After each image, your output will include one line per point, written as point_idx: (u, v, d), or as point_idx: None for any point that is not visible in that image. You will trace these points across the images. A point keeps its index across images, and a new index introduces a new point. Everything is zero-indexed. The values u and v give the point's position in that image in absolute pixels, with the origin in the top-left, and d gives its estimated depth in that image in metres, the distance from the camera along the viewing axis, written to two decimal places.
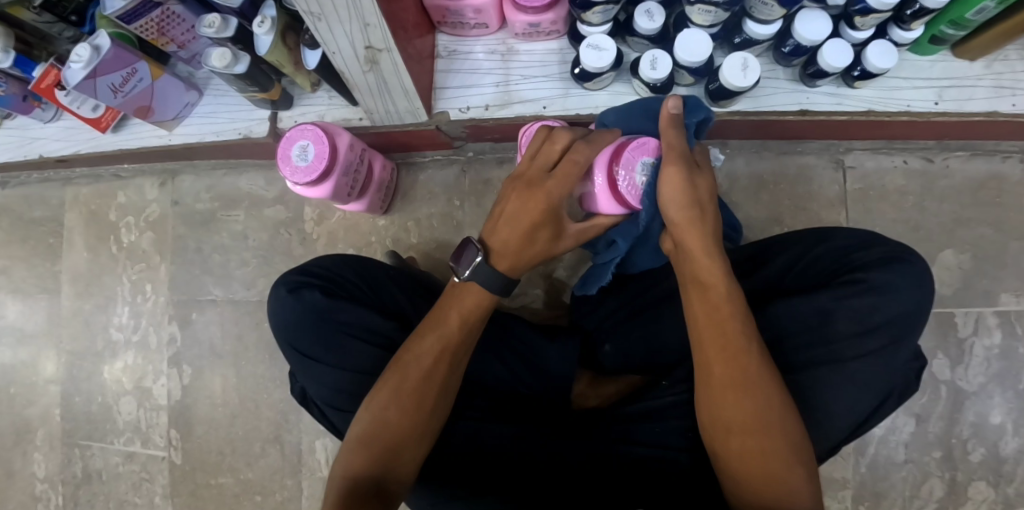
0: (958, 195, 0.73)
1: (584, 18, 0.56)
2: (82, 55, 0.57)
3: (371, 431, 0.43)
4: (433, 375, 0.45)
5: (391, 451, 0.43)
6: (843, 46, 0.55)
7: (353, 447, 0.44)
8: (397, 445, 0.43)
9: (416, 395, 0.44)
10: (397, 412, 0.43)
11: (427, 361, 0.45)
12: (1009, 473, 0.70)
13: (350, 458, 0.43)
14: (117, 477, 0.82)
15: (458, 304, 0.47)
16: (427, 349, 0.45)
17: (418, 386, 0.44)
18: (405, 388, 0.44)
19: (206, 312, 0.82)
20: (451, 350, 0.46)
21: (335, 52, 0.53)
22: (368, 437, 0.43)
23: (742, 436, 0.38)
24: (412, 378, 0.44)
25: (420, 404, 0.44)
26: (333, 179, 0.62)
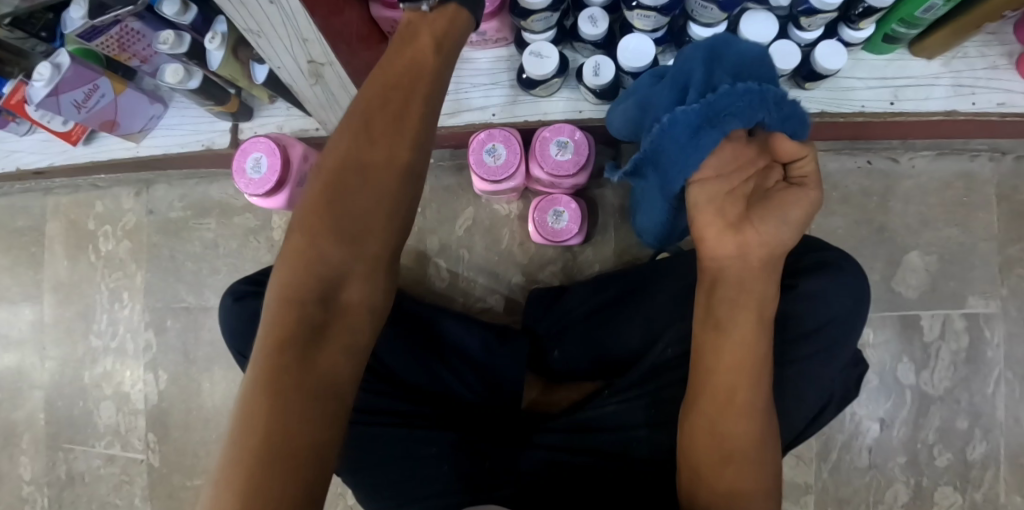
0: (925, 196, 0.71)
1: (526, 26, 0.56)
2: (43, 73, 0.59)
3: (296, 273, 0.33)
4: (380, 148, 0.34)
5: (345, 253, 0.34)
6: (789, 48, 0.55)
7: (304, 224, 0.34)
8: (332, 247, 0.34)
9: (370, 216, 0.34)
10: (324, 216, 0.34)
11: (347, 146, 0.34)
12: (976, 478, 0.69)
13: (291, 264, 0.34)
14: (98, 479, 0.85)
15: (399, 61, 0.34)
16: (357, 136, 0.34)
17: (342, 187, 0.34)
18: (334, 193, 0.34)
19: (180, 319, 0.83)
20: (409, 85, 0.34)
21: (280, 67, 0.54)
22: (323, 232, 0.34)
23: (735, 459, 0.38)
24: (342, 164, 0.34)
25: (342, 205, 0.34)
26: (287, 190, 0.63)
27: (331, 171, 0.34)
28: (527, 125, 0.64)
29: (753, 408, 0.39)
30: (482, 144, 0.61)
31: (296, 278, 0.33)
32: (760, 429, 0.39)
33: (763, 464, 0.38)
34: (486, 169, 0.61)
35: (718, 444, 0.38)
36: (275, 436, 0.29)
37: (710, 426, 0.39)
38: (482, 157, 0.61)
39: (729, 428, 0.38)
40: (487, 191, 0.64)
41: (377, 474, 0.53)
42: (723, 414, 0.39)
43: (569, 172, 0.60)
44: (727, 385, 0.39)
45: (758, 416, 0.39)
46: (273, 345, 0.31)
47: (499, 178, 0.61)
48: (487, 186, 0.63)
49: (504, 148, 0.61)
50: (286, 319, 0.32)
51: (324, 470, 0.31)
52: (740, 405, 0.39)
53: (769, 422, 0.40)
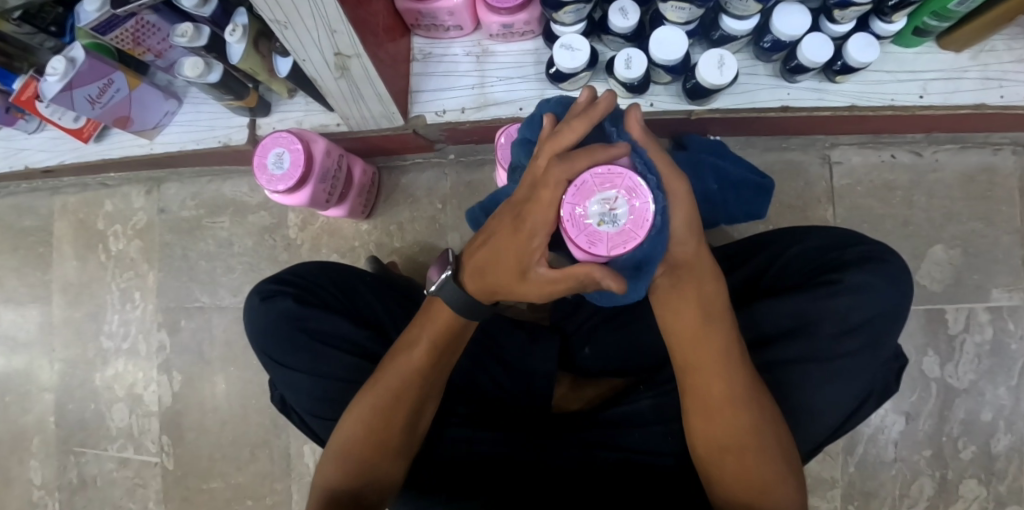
0: (948, 189, 0.71)
1: (557, 18, 0.55)
2: (57, 67, 0.57)
3: (337, 470, 0.44)
4: (423, 379, 0.45)
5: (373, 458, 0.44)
6: (822, 40, 0.53)
7: (335, 457, 0.45)
8: (383, 457, 0.44)
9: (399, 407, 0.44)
10: (374, 427, 0.44)
11: (399, 383, 0.45)
12: (1001, 470, 0.69)
13: (330, 471, 0.44)
14: (111, 483, 0.83)
15: (428, 324, 0.45)
16: (398, 369, 0.45)
17: (394, 404, 0.44)
18: (381, 411, 0.44)
19: (194, 319, 0.82)
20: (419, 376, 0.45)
21: (305, 60, 0.52)
22: (356, 440, 0.44)
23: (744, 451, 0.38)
24: (381, 390, 0.45)
25: (392, 419, 0.44)
26: (310, 186, 0.61)
27: (373, 397, 0.45)
28: None
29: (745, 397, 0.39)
30: (508, 137, 0.59)
31: (353, 478, 0.43)
32: (749, 414, 0.39)
33: (767, 441, 0.39)
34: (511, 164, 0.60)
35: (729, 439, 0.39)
36: None
37: (696, 417, 0.40)
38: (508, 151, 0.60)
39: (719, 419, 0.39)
40: None
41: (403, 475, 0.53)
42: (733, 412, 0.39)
43: None
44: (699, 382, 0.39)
45: (749, 405, 0.39)
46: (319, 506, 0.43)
47: None
48: None
49: None
50: (334, 489, 0.43)
51: None
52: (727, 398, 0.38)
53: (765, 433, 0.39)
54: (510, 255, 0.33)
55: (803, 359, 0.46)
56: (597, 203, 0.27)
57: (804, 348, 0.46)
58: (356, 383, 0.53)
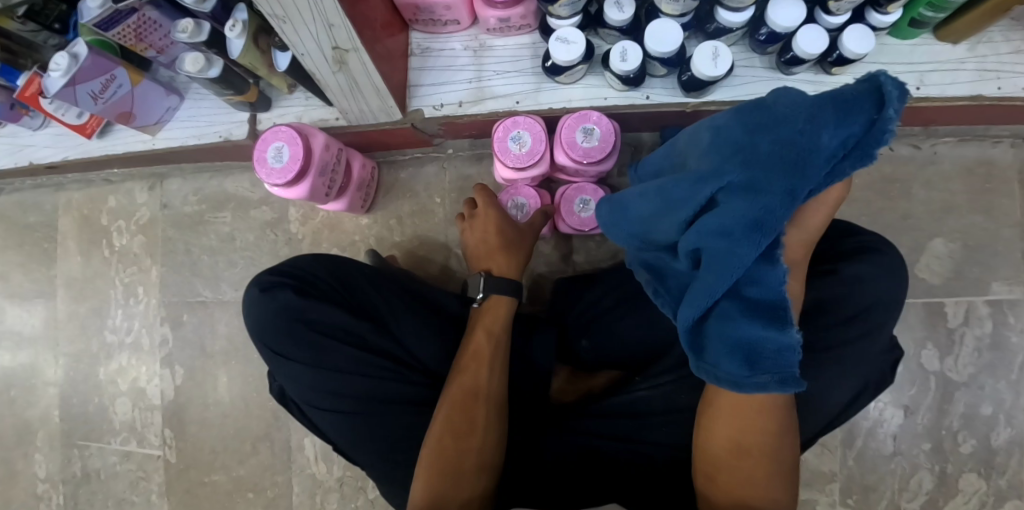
0: (947, 182, 0.71)
1: (552, 12, 0.55)
2: (60, 64, 0.58)
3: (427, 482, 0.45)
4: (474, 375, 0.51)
5: (458, 466, 0.46)
6: (817, 31, 0.53)
7: (427, 476, 0.46)
8: (462, 475, 0.46)
9: (472, 414, 0.49)
10: (459, 427, 0.48)
11: (468, 386, 0.50)
12: (1001, 464, 0.69)
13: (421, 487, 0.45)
14: (115, 476, 0.84)
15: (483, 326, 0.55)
16: (464, 384, 0.50)
17: (462, 409, 0.49)
18: (455, 427, 0.48)
19: (196, 313, 0.83)
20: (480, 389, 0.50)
21: (303, 54, 0.53)
22: (441, 447, 0.47)
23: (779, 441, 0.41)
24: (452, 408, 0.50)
25: (473, 425, 0.48)
26: (309, 179, 0.62)
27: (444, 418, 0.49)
28: (550, 114, 0.64)
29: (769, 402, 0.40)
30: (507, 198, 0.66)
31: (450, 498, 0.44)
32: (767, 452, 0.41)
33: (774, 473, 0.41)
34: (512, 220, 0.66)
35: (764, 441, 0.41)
36: None
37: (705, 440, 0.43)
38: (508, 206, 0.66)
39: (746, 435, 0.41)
40: (508, 176, 0.63)
41: (403, 462, 0.55)
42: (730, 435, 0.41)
43: (595, 160, 0.59)
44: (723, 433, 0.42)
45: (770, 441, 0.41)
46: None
47: (523, 165, 0.61)
48: (508, 171, 0.62)
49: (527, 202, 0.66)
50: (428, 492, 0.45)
51: None
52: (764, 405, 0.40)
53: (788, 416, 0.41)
54: (494, 223, 0.62)
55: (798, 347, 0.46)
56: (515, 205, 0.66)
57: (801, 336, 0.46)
58: (356, 374, 0.54)
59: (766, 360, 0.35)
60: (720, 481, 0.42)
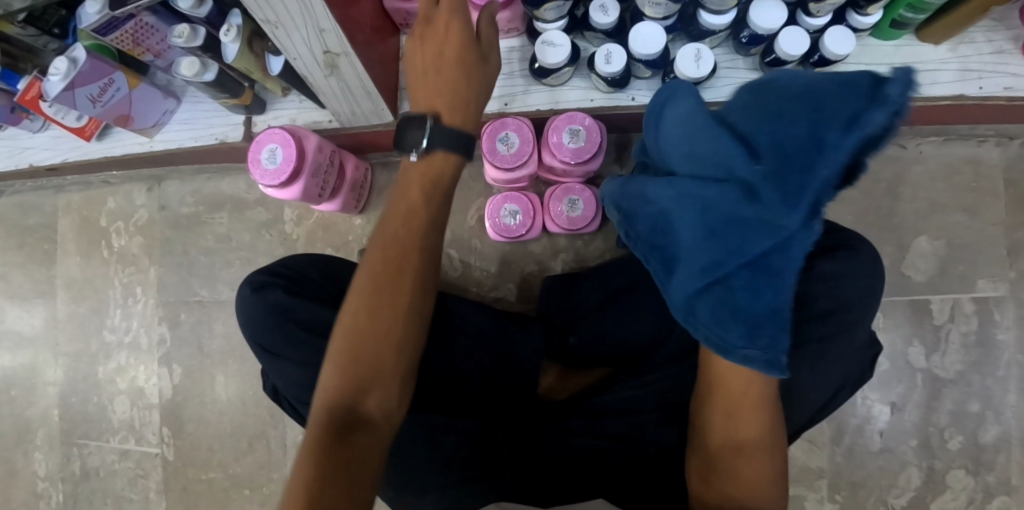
0: (933, 181, 0.72)
1: (538, 15, 0.56)
2: (60, 68, 0.60)
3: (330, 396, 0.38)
4: (390, 294, 0.41)
5: (365, 380, 0.39)
6: (799, 33, 0.55)
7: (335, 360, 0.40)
8: (371, 383, 0.39)
9: (383, 308, 0.41)
10: (361, 318, 0.40)
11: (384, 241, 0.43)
12: (989, 460, 0.69)
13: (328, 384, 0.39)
14: (113, 473, 0.85)
15: (423, 167, 0.45)
16: (367, 280, 0.42)
17: (371, 311, 0.41)
18: (349, 371, 0.39)
19: (193, 313, 0.84)
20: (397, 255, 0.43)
21: (296, 58, 0.54)
22: (351, 346, 0.40)
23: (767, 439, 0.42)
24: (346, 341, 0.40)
25: (375, 296, 0.41)
26: (303, 180, 0.63)
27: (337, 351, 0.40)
28: (538, 115, 0.65)
29: (757, 395, 0.41)
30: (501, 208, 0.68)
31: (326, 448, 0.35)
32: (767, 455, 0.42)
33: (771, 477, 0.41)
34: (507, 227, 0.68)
35: (755, 435, 0.41)
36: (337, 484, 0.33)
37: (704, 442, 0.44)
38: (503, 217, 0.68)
39: (737, 427, 0.42)
40: (497, 179, 0.65)
41: (394, 462, 0.54)
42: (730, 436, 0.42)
43: (581, 160, 0.61)
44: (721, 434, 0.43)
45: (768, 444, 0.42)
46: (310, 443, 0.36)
47: (511, 166, 0.62)
48: (497, 173, 0.64)
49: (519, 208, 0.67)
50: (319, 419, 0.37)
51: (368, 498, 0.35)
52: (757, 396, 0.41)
53: (777, 414, 0.43)
54: None
55: None
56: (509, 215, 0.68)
57: None
58: None
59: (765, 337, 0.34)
60: (717, 482, 0.42)
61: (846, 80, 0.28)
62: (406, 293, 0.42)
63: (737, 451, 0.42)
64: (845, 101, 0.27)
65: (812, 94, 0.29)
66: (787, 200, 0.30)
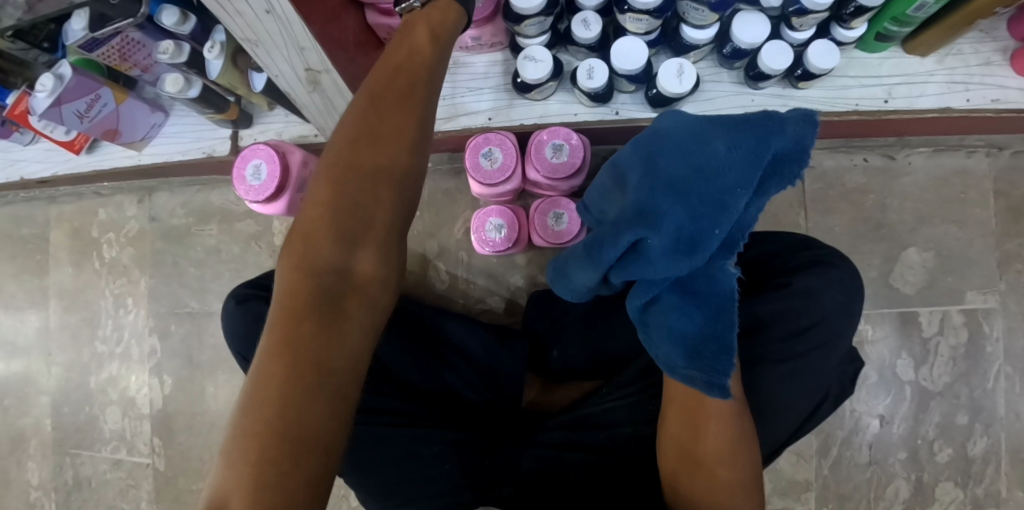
0: (922, 193, 0.71)
1: (520, 31, 0.56)
2: (46, 84, 0.60)
3: (310, 256, 0.34)
4: (374, 142, 0.36)
5: (348, 230, 0.35)
6: (782, 48, 0.54)
7: (310, 236, 0.35)
8: (354, 239, 0.35)
9: (373, 164, 0.35)
10: (343, 148, 0.36)
11: (364, 107, 0.36)
12: (977, 472, 0.69)
13: (298, 255, 0.34)
14: (105, 483, 0.86)
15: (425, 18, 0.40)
16: (351, 121, 0.36)
17: (348, 170, 0.35)
18: (329, 227, 0.34)
19: (183, 324, 0.84)
20: (381, 118, 0.36)
21: (278, 75, 0.54)
22: (327, 217, 0.35)
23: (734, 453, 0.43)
24: (298, 276, 0.34)
25: (364, 144, 0.35)
26: (288, 196, 0.63)
27: (286, 284, 0.33)
28: (522, 129, 0.65)
29: (721, 408, 0.42)
30: (486, 222, 0.67)
31: (266, 435, 0.29)
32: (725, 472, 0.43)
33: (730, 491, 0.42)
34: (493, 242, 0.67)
35: (722, 448, 0.43)
36: (316, 369, 0.31)
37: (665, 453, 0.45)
38: (488, 231, 0.67)
39: (703, 439, 0.43)
40: (481, 193, 0.65)
41: (378, 475, 0.54)
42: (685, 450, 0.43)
43: (565, 175, 0.61)
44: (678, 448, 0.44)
45: (729, 459, 0.43)
46: (286, 316, 0.32)
47: (495, 181, 0.62)
48: (482, 188, 0.64)
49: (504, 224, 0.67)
50: (296, 293, 0.33)
51: (337, 430, 0.31)
52: (722, 409, 0.42)
53: (747, 429, 0.43)
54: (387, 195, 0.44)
55: (753, 359, 0.46)
56: (493, 229, 0.67)
57: (757, 348, 0.47)
58: None
59: (707, 353, 0.40)
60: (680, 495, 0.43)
61: (732, 130, 0.39)
62: (395, 146, 0.36)
63: (703, 461, 0.43)
64: (727, 157, 0.38)
65: (703, 149, 0.39)
66: (713, 229, 0.39)
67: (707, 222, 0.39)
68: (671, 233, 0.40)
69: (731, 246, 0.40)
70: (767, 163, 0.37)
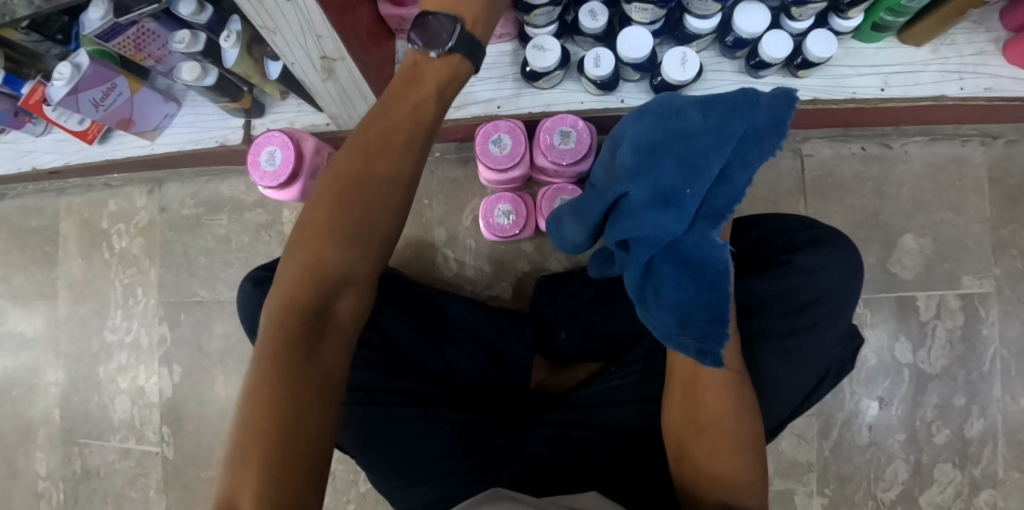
0: (918, 181, 0.73)
1: (529, 20, 0.58)
2: (63, 73, 0.61)
3: (292, 297, 0.36)
4: (362, 193, 0.37)
5: (329, 275, 0.37)
6: (782, 38, 0.56)
7: (295, 277, 0.36)
8: (336, 282, 0.37)
9: (359, 213, 0.37)
10: (334, 197, 0.37)
11: (356, 155, 0.38)
12: (975, 453, 0.71)
13: (284, 296, 0.36)
14: (114, 472, 0.86)
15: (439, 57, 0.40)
16: (342, 168, 0.38)
17: (335, 216, 0.37)
18: (314, 270, 0.36)
19: (193, 313, 0.85)
20: (370, 169, 0.38)
21: (294, 64, 0.56)
22: (312, 260, 0.37)
23: (730, 428, 0.44)
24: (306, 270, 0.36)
25: (352, 197, 0.37)
26: (301, 182, 0.65)
27: (295, 275, 0.36)
28: (530, 117, 0.67)
29: (721, 381, 0.44)
30: (494, 209, 0.69)
31: (249, 464, 0.30)
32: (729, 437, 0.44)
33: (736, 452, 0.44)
34: (502, 228, 0.69)
35: (717, 421, 0.44)
36: (294, 411, 0.32)
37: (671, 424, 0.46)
38: (497, 218, 0.69)
39: (699, 410, 0.44)
40: (491, 180, 0.66)
41: (387, 458, 0.54)
42: (690, 416, 0.44)
43: (571, 161, 0.62)
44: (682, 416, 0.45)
45: (730, 422, 0.44)
46: (269, 357, 0.34)
47: (505, 167, 0.63)
48: (491, 174, 0.65)
49: (513, 211, 0.69)
50: (280, 333, 0.34)
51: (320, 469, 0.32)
52: (720, 382, 0.44)
53: (746, 400, 0.45)
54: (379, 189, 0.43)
55: (755, 334, 0.48)
56: (502, 215, 0.69)
57: (759, 323, 0.48)
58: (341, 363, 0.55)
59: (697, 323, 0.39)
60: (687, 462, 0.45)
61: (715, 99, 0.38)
62: (381, 197, 0.38)
63: (702, 439, 0.44)
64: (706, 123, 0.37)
65: (684, 117, 0.39)
66: (689, 191, 0.38)
67: (683, 184, 0.38)
68: (651, 194, 0.40)
69: (720, 216, 0.38)
70: (747, 130, 0.36)
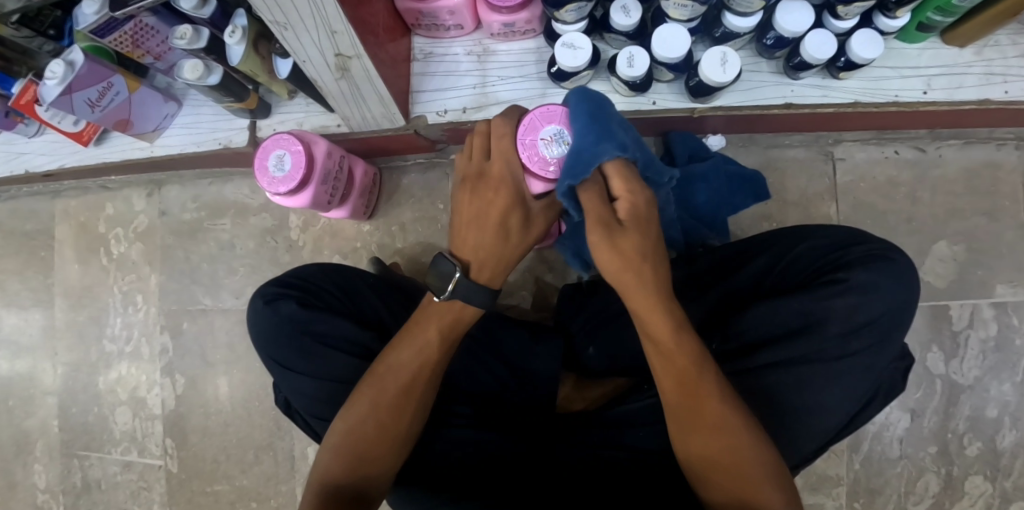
0: (951, 186, 0.71)
1: (558, 17, 0.55)
2: (56, 71, 0.57)
3: (340, 461, 0.41)
4: (419, 370, 0.43)
5: (377, 440, 0.42)
6: (825, 39, 0.53)
7: (343, 443, 0.42)
8: (382, 449, 0.42)
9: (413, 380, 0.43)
10: (397, 373, 0.43)
11: (422, 340, 0.44)
12: (1006, 466, 0.69)
13: (332, 463, 0.42)
14: (115, 486, 0.83)
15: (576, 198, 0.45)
16: (411, 347, 0.44)
17: (404, 387, 0.43)
18: (365, 435, 0.42)
19: (196, 322, 0.82)
20: (430, 357, 0.44)
21: (306, 61, 0.51)
22: (362, 429, 0.42)
23: (732, 472, 0.36)
24: (344, 454, 0.42)
25: (414, 374, 0.43)
26: (312, 188, 0.61)
27: (337, 468, 0.41)
28: None
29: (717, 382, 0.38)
30: None
31: None
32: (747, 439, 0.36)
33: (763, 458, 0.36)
34: None
35: (713, 461, 0.36)
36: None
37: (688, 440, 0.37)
38: None
39: (688, 445, 0.37)
40: None
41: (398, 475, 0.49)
42: (708, 429, 0.37)
43: None
44: (683, 420, 0.38)
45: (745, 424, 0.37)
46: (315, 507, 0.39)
47: None
48: None
49: None
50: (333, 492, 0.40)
51: None
52: (715, 417, 0.37)
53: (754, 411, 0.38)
54: (512, 209, 0.43)
55: (809, 356, 0.45)
56: None
57: (811, 345, 0.45)
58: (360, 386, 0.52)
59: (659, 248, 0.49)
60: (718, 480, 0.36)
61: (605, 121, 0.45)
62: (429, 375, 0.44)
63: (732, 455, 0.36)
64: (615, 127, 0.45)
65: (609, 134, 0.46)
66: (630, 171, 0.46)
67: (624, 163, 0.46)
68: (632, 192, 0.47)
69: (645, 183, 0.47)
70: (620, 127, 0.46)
